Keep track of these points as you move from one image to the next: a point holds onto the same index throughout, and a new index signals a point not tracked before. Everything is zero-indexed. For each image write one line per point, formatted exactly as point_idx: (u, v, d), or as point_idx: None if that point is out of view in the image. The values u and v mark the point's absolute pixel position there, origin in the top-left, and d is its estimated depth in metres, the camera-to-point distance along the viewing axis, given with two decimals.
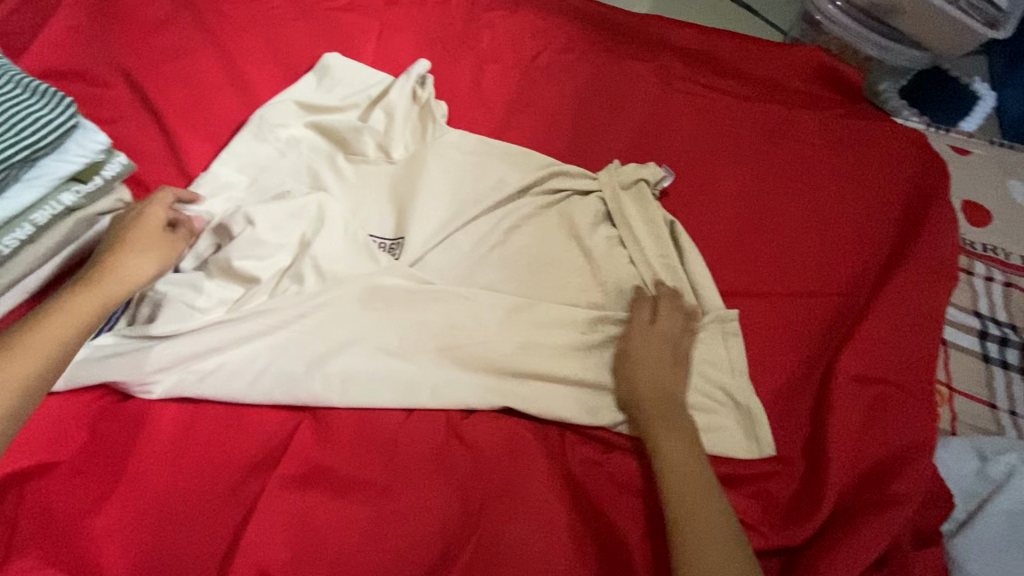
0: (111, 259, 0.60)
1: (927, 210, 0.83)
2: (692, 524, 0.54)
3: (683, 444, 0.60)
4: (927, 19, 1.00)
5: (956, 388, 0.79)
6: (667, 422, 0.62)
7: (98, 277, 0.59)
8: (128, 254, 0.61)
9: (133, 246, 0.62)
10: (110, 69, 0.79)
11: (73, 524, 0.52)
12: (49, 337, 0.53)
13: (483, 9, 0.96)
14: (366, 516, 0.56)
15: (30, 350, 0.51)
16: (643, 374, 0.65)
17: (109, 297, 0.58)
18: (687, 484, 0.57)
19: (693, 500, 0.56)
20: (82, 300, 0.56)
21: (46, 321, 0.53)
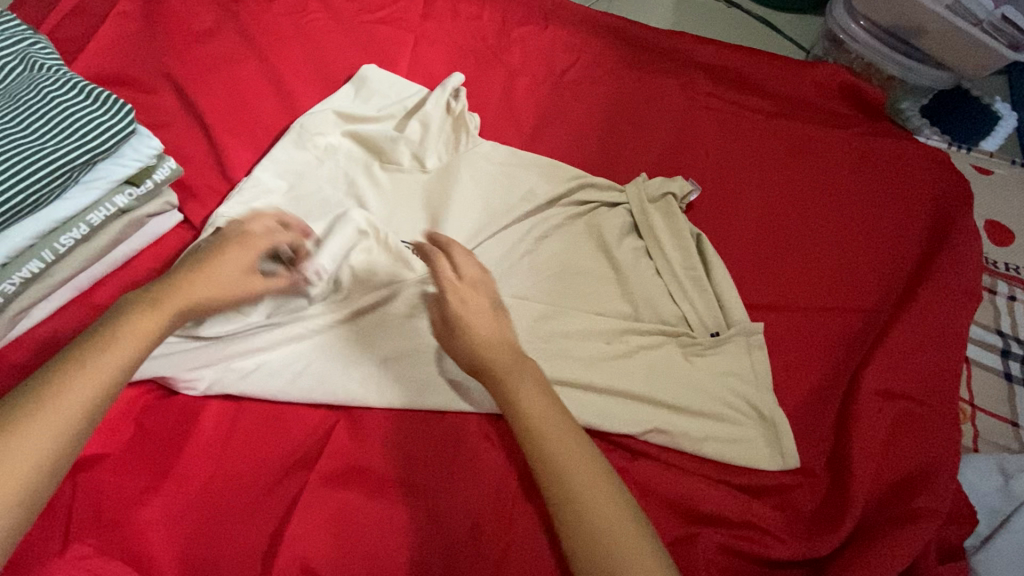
0: (182, 281, 0.53)
1: (949, 228, 0.84)
2: (570, 487, 0.48)
3: (540, 396, 0.53)
4: (951, 39, 1.01)
5: (979, 406, 0.80)
6: (518, 375, 0.54)
7: (165, 298, 0.51)
8: (206, 277, 0.54)
9: (211, 270, 0.55)
10: (157, 76, 0.83)
11: (124, 515, 0.54)
12: (98, 372, 0.44)
13: (514, 25, 1.00)
14: (404, 514, 0.57)
15: (87, 375, 0.43)
16: (480, 322, 0.57)
17: (166, 325, 0.50)
18: (560, 443, 0.50)
19: (567, 460, 0.49)
20: (142, 326, 0.48)
21: (98, 352, 0.45)
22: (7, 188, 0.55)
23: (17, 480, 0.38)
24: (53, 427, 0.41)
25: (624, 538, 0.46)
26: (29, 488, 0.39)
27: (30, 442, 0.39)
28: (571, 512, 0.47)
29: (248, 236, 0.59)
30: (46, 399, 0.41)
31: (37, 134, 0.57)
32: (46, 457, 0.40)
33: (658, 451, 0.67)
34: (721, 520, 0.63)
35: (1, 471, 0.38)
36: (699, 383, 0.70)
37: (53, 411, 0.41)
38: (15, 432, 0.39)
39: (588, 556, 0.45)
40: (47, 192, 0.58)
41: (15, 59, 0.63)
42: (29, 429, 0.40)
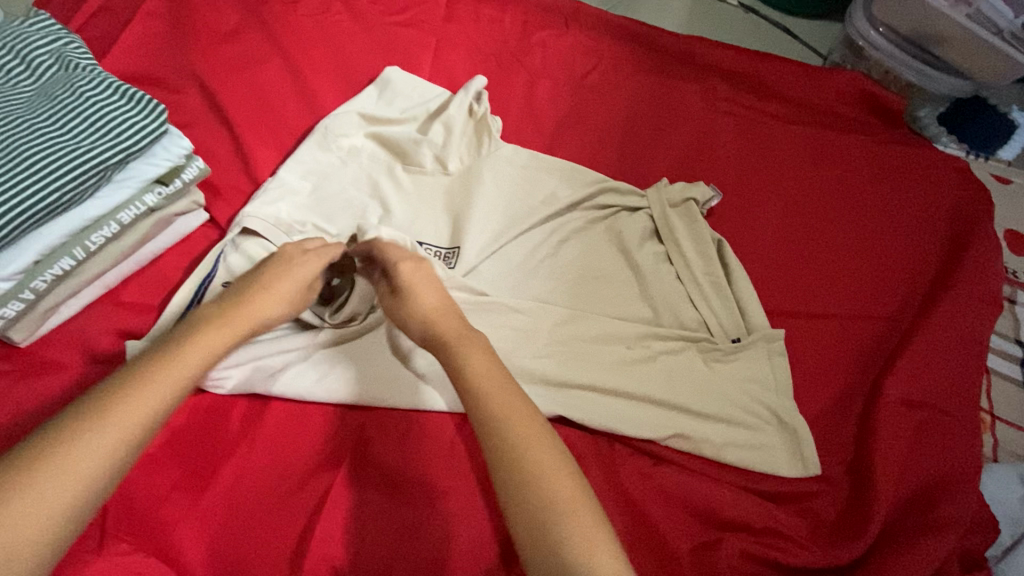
0: (247, 297, 0.52)
1: (970, 238, 0.84)
2: (518, 458, 0.44)
3: (492, 366, 0.50)
4: (975, 48, 1.00)
5: (999, 416, 0.79)
6: (467, 343, 0.51)
7: (230, 316, 0.50)
8: (264, 301, 0.52)
9: (272, 287, 0.53)
10: (183, 76, 0.83)
11: (156, 512, 0.55)
12: (157, 393, 0.43)
13: (535, 28, 1.00)
14: (430, 516, 0.58)
15: (138, 400, 0.42)
16: (428, 294, 0.55)
17: (227, 347, 0.49)
18: (513, 425, 0.46)
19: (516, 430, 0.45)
20: (204, 347, 0.48)
21: (161, 371, 0.45)
22: (44, 188, 0.56)
23: (63, 498, 0.38)
24: (104, 448, 0.40)
25: (571, 513, 0.42)
26: (72, 509, 0.38)
27: (81, 462, 0.39)
28: (517, 488, 0.43)
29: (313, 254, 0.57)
30: (103, 416, 0.41)
31: (74, 134, 0.59)
32: (92, 478, 0.39)
33: (680, 456, 0.67)
34: (743, 526, 0.63)
35: (51, 486, 0.38)
36: (720, 389, 0.70)
37: (108, 431, 0.40)
38: (71, 449, 0.39)
39: (531, 533, 0.42)
40: (81, 191, 0.58)
41: (51, 58, 0.65)
42: (82, 447, 0.39)
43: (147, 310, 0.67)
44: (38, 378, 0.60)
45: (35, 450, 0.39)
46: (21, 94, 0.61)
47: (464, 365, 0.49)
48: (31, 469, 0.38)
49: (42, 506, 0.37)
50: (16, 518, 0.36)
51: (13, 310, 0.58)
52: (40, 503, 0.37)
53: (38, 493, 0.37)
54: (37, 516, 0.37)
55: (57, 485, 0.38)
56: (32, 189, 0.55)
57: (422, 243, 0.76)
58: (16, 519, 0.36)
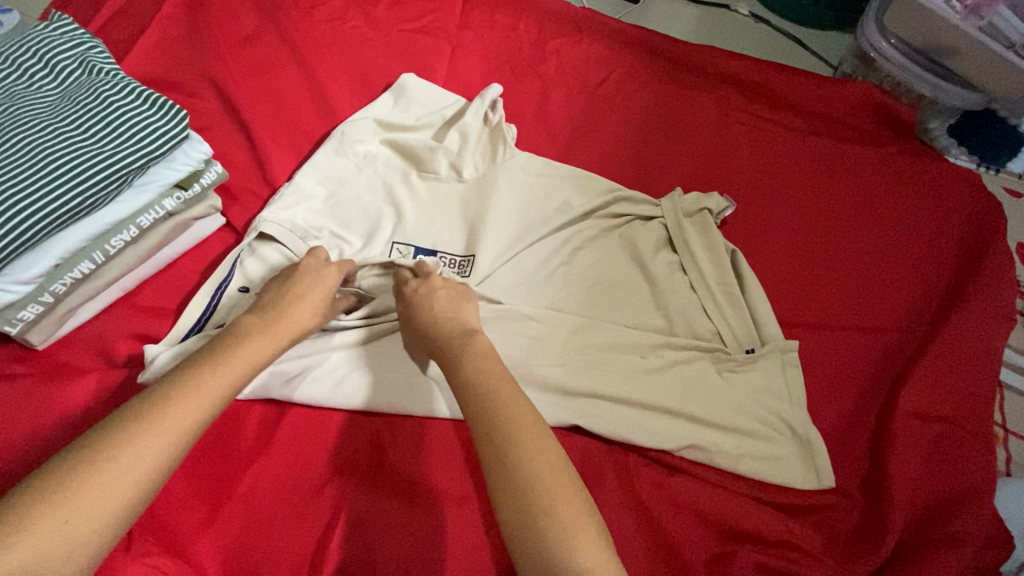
0: (287, 308, 0.56)
1: (983, 251, 0.84)
2: (512, 451, 0.43)
3: (492, 364, 0.49)
4: (985, 61, 0.99)
5: (1011, 430, 0.80)
6: (471, 339, 0.53)
7: (275, 323, 0.54)
8: (299, 308, 0.56)
9: (304, 296, 0.58)
10: (200, 80, 0.84)
11: (176, 517, 0.55)
12: (220, 391, 0.45)
13: (549, 37, 1.00)
14: (447, 524, 0.58)
15: (199, 396, 0.44)
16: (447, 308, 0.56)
17: (274, 352, 0.52)
18: (505, 415, 0.45)
19: (511, 423, 0.44)
20: (255, 351, 0.50)
21: (222, 370, 0.47)
22: (67, 191, 0.56)
23: (132, 489, 0.39)
24: (172, 440, 0.42)
25: (565, 507, 0.40)
26: (135, 501, 0.39)
27: (151, 453, 0.40)
28: (504, 481, 0.42)
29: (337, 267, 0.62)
30: (173, 410, 0.42)
31: (97, 139, 0.59)
32: (159, 471, 0.40)
33: (695, 467, 0.67)
34: (759, 539, 0.63)
35: (121, 476, 0.39)
36: (734, 400, 0.70)
37: (177, 423, 0.42)
38: (143, 439, 0.40)
39: (519, 527, 0.40)
40: (103, 195, 0.59)
41: (75, 62, 0.65)
42: (153, 439, 0.41)
43: (164, 314, 0.67)
44: (57, 380, 0.60)
45: (104, 441, 0.40)
46: (45, 99, 0.62)
47: (467, 366, 0.49)
48: (103, 459, 0.39)
49: (112, 494, 0.38)
50: (86, 507, 0.37)
51: (31, 313, 0.58)
52: (102, 498, 0.38)
53: (108, 483, 0.38)
54: (107, 505, 0.38)
55: (126, 475, 0.39)
56: (56, 193, 0.55)
57: (437, 250, 0.76)
58: (86, 507, 0.37)
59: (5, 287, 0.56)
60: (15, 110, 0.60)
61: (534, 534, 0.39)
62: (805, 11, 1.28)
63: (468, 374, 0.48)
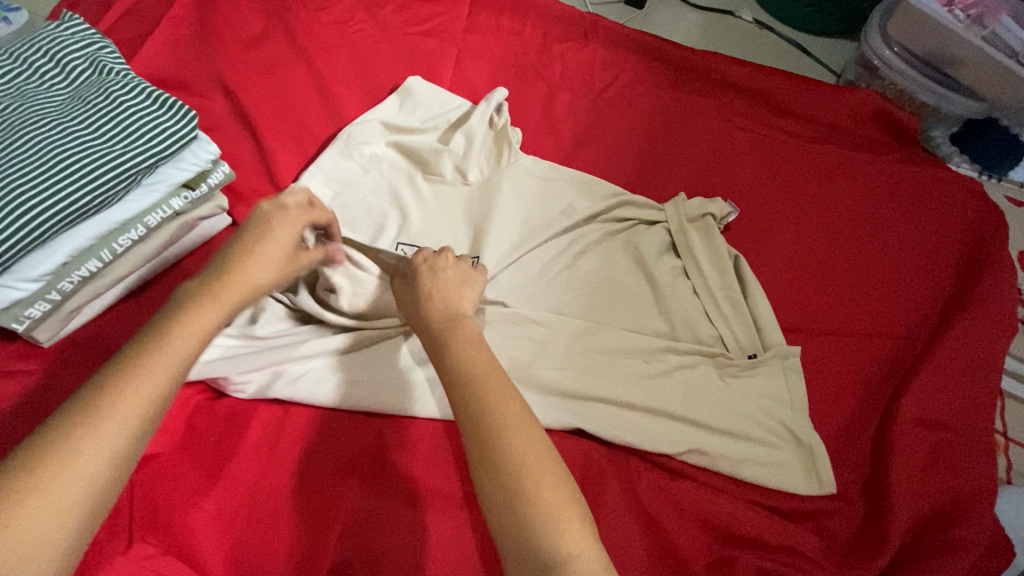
0: (239, 263, 0.48)
1: (985, 260, 0.85)
2: (500, 448, 0.39)
3: (481, 353, 0.46)
4: (986, 69, 0.99)
5: (1011, 438, 0.80)
6: (458, 326, 0.49)
7: (221, 285, 0.46)
8: (253, 263, 0.48)
9: (260, 248, 0.49)
10: (209, 81, 0.84)
11: (178, 516, 0.55)
12: (157, 375, 0.39)
13: (554, 41, 1.01)
14: (451, 524, 0.58)
15: (144, 383, 0.38)
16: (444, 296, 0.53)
17: (224, 317, 0.45)
18: (497, 406, 0.41)
19: (500, 416, 0.41)
20: (198, 321, 0.43)
21: (157, 351, 0.40)
22: (76, 190, 0.56)
23: (80, 500, 0.34)
24: (112, 441, 0.36)
25: (559, 510, 0.38)
26: (89, 509, 0.35)
27: (88, 460, 0.35)
28: (493, 480, 0.39)
29: (295, 210, 0.53)
30: (104, 410, 0.36)
31: (107, 138, 0.60)
32: (108, 473, 0.35)
33: (696, 472, 0.67)
34: (760, 543, 0.63)
35: (61, 489, 0.34)
36: (736, 405, 0.70)
37: (113, 422, 0.36)
38: (75, 448, 0.35)
39: (511, 534, 0.37)
40: (112, 194, 0.59)
41: (85, 62, 0.66)
42: (89, 443, 0.35)
43: None
44: (66, 378, 0.60)
45: (30, 458, 0.34)
46: (55, 98, 0.63)
47: (452, 357, 0.46)
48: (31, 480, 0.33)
49: (56, 511, 0.33)
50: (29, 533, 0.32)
51: (39, 310, 0.58)
52: (49, 510, 0.33)
53: (58, 489, 0.34)
54: (53, 524, 0.33)
55: (66, 487, 0.34)
56: (65, 192, 0.56)
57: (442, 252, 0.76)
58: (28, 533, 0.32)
59: (13, 284, 0.56)
60: (26, 108, 0.60)
61: (526, 542, 0.37)
62: (809, 18, 1.29)
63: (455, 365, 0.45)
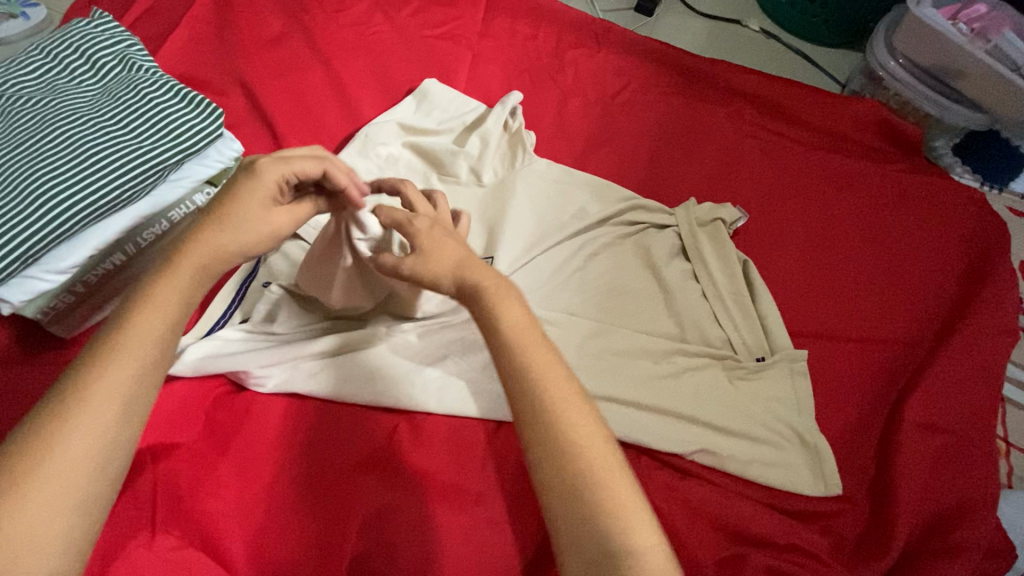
0: (203, 233, 0.50)
1: (988, 267, 0.86)
2: (566, 443, 0.40)
3: (541, 348, 0.45)
4: (989, 83, 1.01)
5: (1013, 443, 0.82)
6: (503, 300, 0.47)
7: (180, 264, 0.48)
8: (217, 233, 0.50)
9: (225, 216, 0.51)
10: (229, 80, 0.86)
11: (201, 507, 0.56)
12: (126, 360, 0.41)
13: (567, 46, 1.03)
14: (466, 519, 0.59)
15: (126, 356, 0.42)
16: (446, 250, 0.51)
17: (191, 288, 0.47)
18: (553, 387, 0.42)
19: (563, 412, 0.41)
20: (159, 305, 0.45)
21: (120, 340, 0.42)
22: (106, 183, 0.58)
23: (74, 482, 0.37)
24: (95, 426, 0.39)
25: (621, 498, 0.39)
26: (88, 489, 0.38)
27: (78, 444, 0.38)
28: (554, 471, 0.40)
29: (259, 167, 0.53)
30: (84, 398, 0.39)
31: (136, 135, 0.61)
32: (97, 456, 0.38)
33: (704, 471, 0.68)
34: (769, 543, 0.64)
35: (53, 474, 0.37)
36: (745, 407, 0.71)
37: (95, 408, 0.39)
38: (63, 434, 0.38)
39: (575, 523, 0.38)
40: (140, 189, 0.60)
41: (115, 59, 0.67)
42: (74, 431, 0.38)
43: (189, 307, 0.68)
44: None
45: (34, 435, 0.38)
46: (85, 94, 0.64)
47: (511, 347, 0.44)
48: (26, 465, 0.36)
49: (53, 494, 0.36)
50: (28, 518, 0.35)
51: (62, 303, 0.59)
52: (60, 478, 0.37)
53: (66, 458, 0.37)
54: (52, 506, 0.36)
55: (60, 472, 0.37)
56: (96, 186, 0.57)
57: None
58: (29, 517, 0.35)
59: (41, 276, 0.57)
60: (57, 103, 0.62)
61: (590, 529, 0.38)
62: (815, 29, 1.31)
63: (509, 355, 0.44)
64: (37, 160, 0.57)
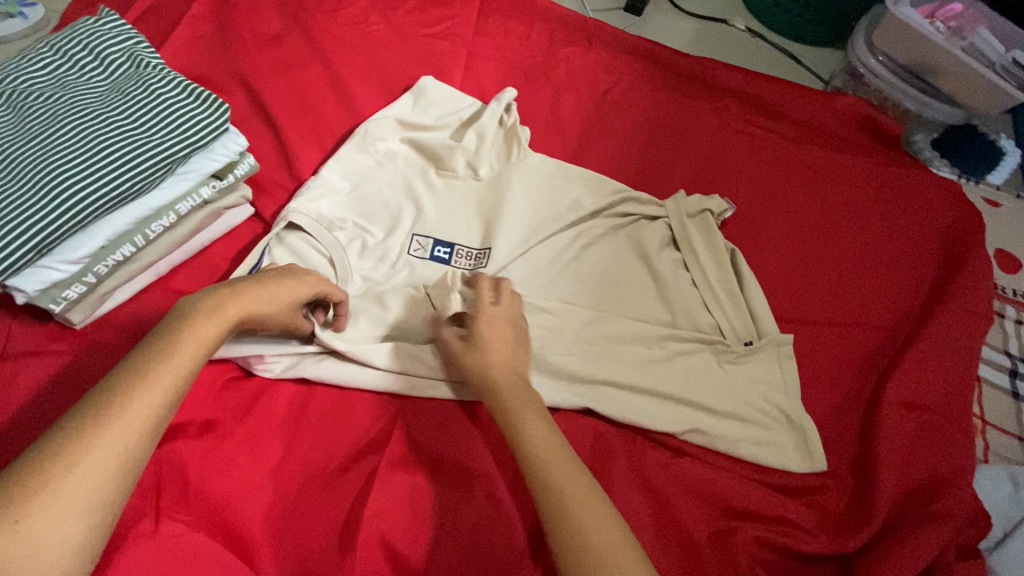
0: (249, 288, 0.56)
1: (966, 253, 0.90)
2: (568, 524, 0.48)
3: (539, 418, 0.56)
4: (965, 79, 1.05)
5: (989, 422, 0.86)
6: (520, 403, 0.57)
7: (225, 306, 0.52)
8: (258, 288, 0.56)
9: (268, 286, 0.58)
10: (231, 79, 0.88)
11: (210, 488, 0.58)
12: (163, 383, 0.45)
13: (559, 44, 1.06)
14: (469, 495, 0.61)
15: (161, 377, 0.45)
16: (492, 337, 0.62)
17: (225, 331, 0.52)
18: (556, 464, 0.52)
19: (547, 462, 0.52)
20: (201, 335, 0.49)
21: (162, 363, 0.46)
22: (117, 176, 0.60)
23: (95, 492, 0.39)
24: (128, 438, 0.42)
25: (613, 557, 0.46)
26: (105, 500, 0.40)
27: (107, 451, 0.41)
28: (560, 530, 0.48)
29: (309, 278, 0.63)
30: (121, 408, 0.43)
31: (146, 129, 0.64)
32: (119, 470, 0.41)
33: (696, 450, 0.71)
34: (759, 516, 0.67)
35: (78, 481, 0.39)
36: (735, 389, 0.75)
37: (127, 419, 0.42)
38: (94, 441, 0.41)
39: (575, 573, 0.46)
40: (149, 181, 0.62)
41: (123, 56, 0.70)
42: (107, 437, 0.41)
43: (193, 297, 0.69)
44: (95, 357, 0.62)
45: (66, 439, 0.40)
46: (94, 90, 0.67)
47: (514, 419, 0.56)
48: (58, 466, 0.39)
49: (80, 496, 0.39)
50: (52, 518, 0.37)
51: (75, 292, 0.61)
52: (87, 480, 0.39)
53: (94, 463, 0.40)
54: (72, 512, 0.38)
55: (88, 474, 0.39)
56: (108, 178, 0.59)
57: (455, 243, 0.80)
58: (48, 520, 0.37)
59: (54, 266, 0.59)
60: (69, 99, 0.65)
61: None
62: (799, 27, 1.35)
63: (520, 430, 0.55)
64: (50, 154, 0.60)
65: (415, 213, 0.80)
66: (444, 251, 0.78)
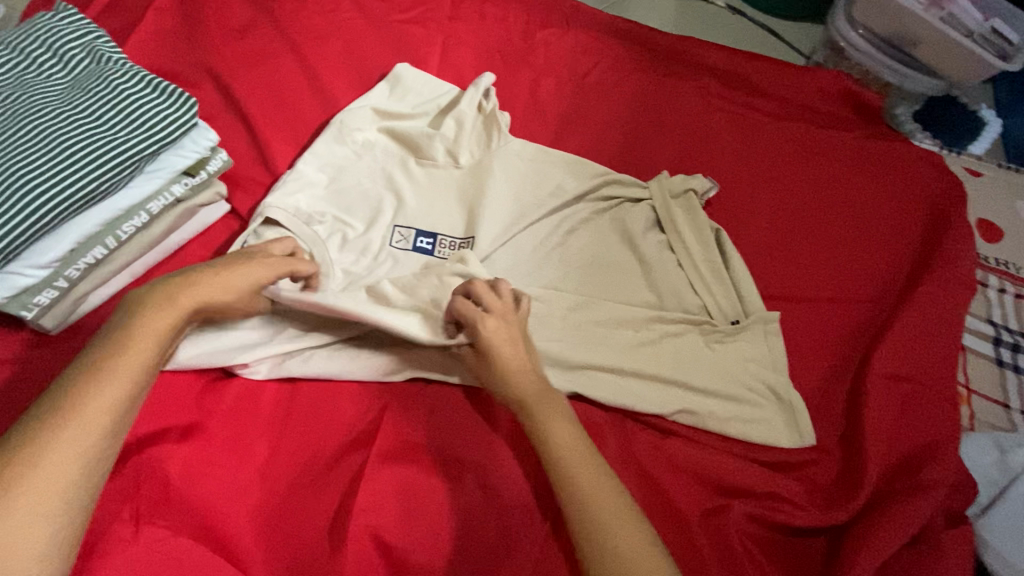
0: (202, 276, 0.54)
1: (947, 223, 0.90)
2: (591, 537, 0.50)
3: (563, 420, 0.57)
4: (942, 48, 1.05)
5: (974, 390, 0.87)
6: (549, 413, 0.57)
7: (178, 297, 0.51)
8: (215, 275, 0.55)
9: (227, 271, 0.56)
10: (201, 73, 0.86)
11: (193, 491, 0.57)
12: (119, 379, 0.44)
13: (537, 27, 1.04)
14: (458, 486, 0.61)
15: (116, 374, 0.45)
16: (505, 353, 0.60)
17: (179, 321, 0.51)
18: (582, 471, 0.53)
19: (574, 472, 0.53)
20: (152, 328, 0.48)
21: (113, 361, 0.45)
22: (83, 176, 0.58)
23: (61, 490, 0.39)
24: (89, 433, 0.42)
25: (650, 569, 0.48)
26: (73, 497, 0.40)
27: (68, 448, 0.41)
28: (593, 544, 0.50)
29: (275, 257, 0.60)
30: (78, 408, 0.42)
31: (110, 126, 0.62)
32: (80, 467, 0.41)
33: (687, 430, 0.71)
34: (749, 493, 0.68)
35: (40, 482, 0.39)
36: (722, 369, 0.75)
37: (86, 417, 0.42)
38: (54, 441, 0.40)
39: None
40: (116, 181, 0.61)
41: (83, 51, 0.68)
42: (67, 437, 0.41)
43: None
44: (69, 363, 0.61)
45: (25, 441, 0.40)
46: (55, 88, 0.65)
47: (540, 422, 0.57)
48: (19, 467, 0.39)
49: (47, 496, 0.39)
50: (20, 519, 0.37)
51: (47, 298, 0.60)
52: (51, 480, 0.39)
53: (56, 463, 0.40)
54: (38, 513, 0.38)
55: (50, 473, 0.39)
56: (71, 179, 0.58)
57: (437, 233, 0.79)
58: (16, 521, 0.37)
59: (22, 271, 0.58)
60: (28, 97, 0.63)
61: None
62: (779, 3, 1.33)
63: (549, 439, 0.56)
64: (11, 155, 0.58)
65: (396, 203, 0.79)
66: (426, 241, 0.77)
